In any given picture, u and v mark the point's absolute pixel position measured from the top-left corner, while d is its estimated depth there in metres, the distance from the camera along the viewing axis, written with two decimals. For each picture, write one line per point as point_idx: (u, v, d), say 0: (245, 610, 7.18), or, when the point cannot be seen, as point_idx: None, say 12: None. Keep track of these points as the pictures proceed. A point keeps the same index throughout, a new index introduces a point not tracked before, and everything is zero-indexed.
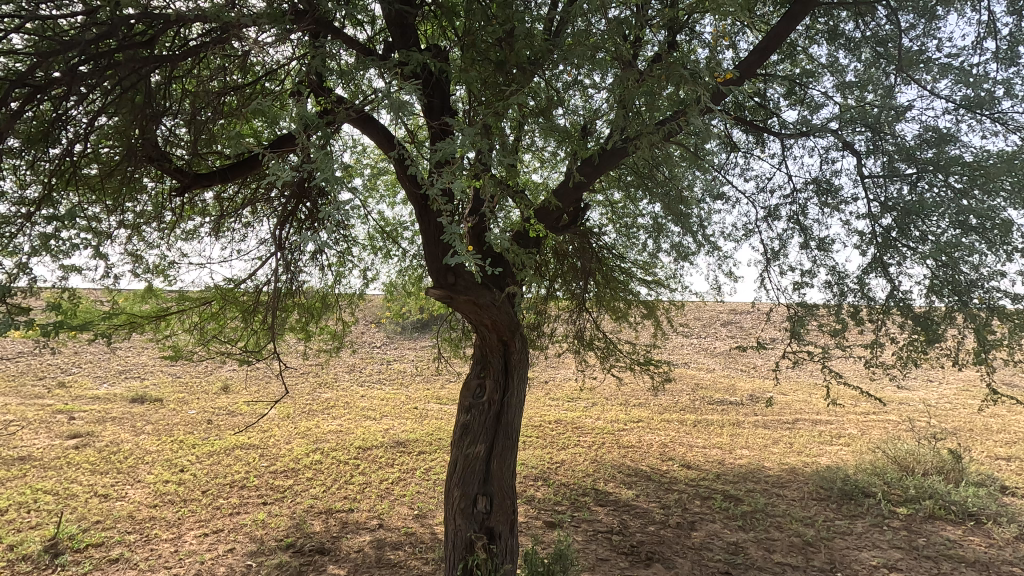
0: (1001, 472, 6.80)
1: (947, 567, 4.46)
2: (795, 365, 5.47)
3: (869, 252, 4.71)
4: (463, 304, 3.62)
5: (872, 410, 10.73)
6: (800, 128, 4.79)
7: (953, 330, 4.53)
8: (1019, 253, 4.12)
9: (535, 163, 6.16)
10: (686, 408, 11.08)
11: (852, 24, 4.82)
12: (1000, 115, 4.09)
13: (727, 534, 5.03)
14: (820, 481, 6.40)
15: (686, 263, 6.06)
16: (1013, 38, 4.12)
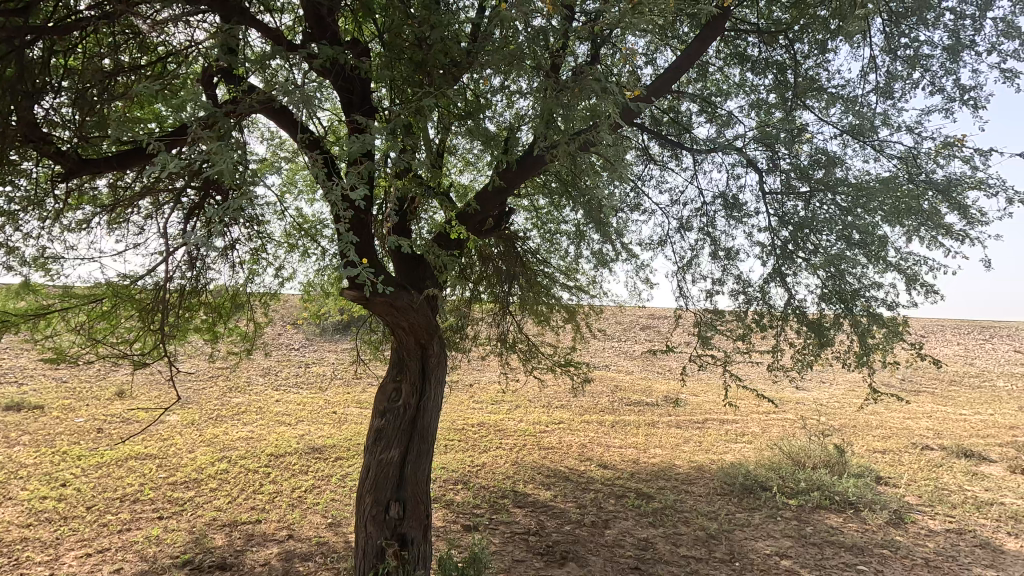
0: (877, 464, 7.55)
1: (830, 552, 4.88)
2: (702, 368, 5.79)
3: (769, 262, 5.08)
4: (379, 305, 3.52)
5: (772, 410, 11.59)
6: (710, 145, 5.10)
7: (840, 335, 4.96)
8: (893, 266, 4.59)
9: (460, 165, 6.15)
10: (605, 409, 11.44)
11: (757, 50, 5.19)
12: (878, 142, 4.55)
13: (638, 531, 5.24)
14: (723, 477, 6.82)
15: (606, 269, 6.27)
16: (889, 74, 4.61)
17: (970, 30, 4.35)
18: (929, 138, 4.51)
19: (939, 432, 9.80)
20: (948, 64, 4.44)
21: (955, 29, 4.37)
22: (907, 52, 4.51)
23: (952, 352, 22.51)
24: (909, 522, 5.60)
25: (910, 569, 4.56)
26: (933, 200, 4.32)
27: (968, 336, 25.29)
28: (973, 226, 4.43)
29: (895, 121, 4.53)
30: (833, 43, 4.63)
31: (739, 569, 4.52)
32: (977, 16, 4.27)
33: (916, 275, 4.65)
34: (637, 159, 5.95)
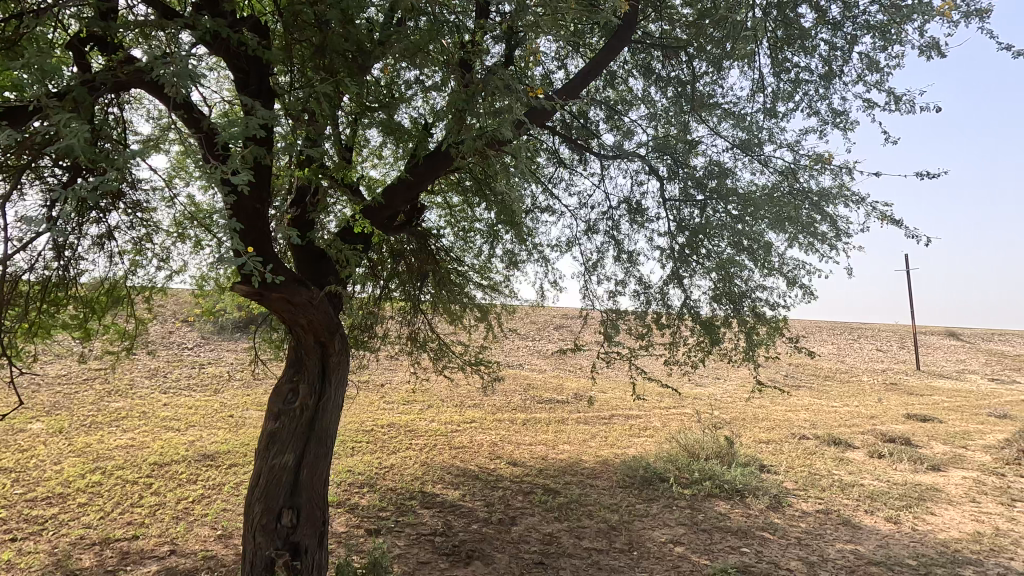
0: (761, 454, 8.23)
1: (717, 536, 5.23)
2: (606, 365, 6.01)
3: (668, 265, 5.37)
4: (274, 302, 3.33)
5: (672, 405, 12.30)
6: (616, 151, 5.31)
7: (729, 334, 5.35)
8: (775, 270, 5.01)
9: (372, 159, 5.96)
10: (517, 407, 11.60)
11: (660, 64, 5.47)
12: (764, 157, 4.94)
13: (544, 526, 5.33)
14: (625, 470, 7.13)
15: (517, 269, 6.33)
16: (774, 95, 5.02)
17: (841, 60, 4.83)
18: (806, 156, 4.96)
19: (814, 423, 10.87)
20: (822, 89, 4.92)
21: (828, 59, 4.84)
22: (789, 76, 4.94)
23: (826, 350, 25.09)
24: (786, 505, 6.14)
25: (785, 547, 4.99)
26: (809, 212, 4.75)
27: (840, 337, 28.31)
28: (841, 236, 4.93)
29: (778, 139, 4.94)
30: (726, 62, 4.97)
31: (636, 558, 4.72)
32: (846, 48, 4.75)
33: (795, 279, 5.10)
34: (549, 161, 6.07)
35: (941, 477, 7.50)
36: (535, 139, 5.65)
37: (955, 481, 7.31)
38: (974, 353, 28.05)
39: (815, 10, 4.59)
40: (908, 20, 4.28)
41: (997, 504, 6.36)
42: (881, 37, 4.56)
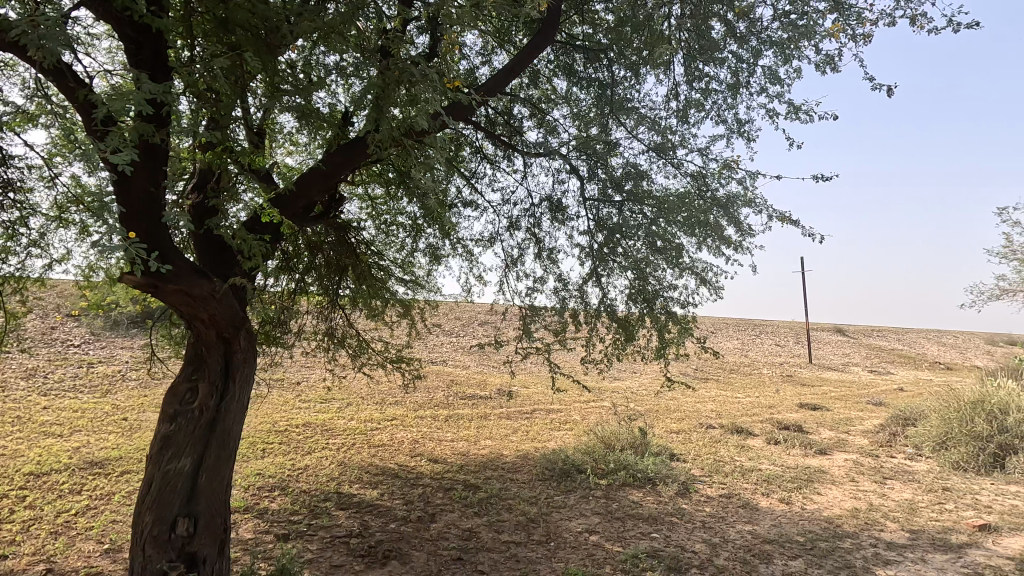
0: (672, 443, 8.68)
1: (630, 523, 5.45)
2: (526, 360, 6.09)
3: (587, 264, 5.52)
4: (170, 295, 3.09)
5: (591, 398, 12.71)
6: (539, 149, 5.38)
7: (643, 331, 5.57)
8: (686, 270, 5.27)
9: (288, 145, 5.67)
10: (440, 403, 11.52)
11: (582, 65, 5.60)
12: (677, 161, 5.18)
13: (463, 522, 5.32)
14: (545, 463, 7.27)
15: (439, 264, 6.27)
16: (687, 102, 5.28)
17: (746, 73, 5.16)
18: (715, 162, 5.26)
19: (719, 413, 11.63)
20: (729, 100, 5.23)
21: (735, 71, 5.15)
22: (700, 85, 5.21)
23: (732, 346, 26.93)
24: (693, 491, 6.51)
25: (691, 531, 5.29)
26: (717, 216, 5.04)
27: (744, 333, 30.47)
28: (745, 240, 5.27)
29: (690, 144, 5.20)
30: (643, 68, 5.17)
31: (553, 548, 4.81)
32: (750, 62, 5.08)
33: (703, 280, 5.39)
34: (473, 156, 6.05)
35: (827, 459, 8.27)
36: (459, 132, 5.60)
37: (838, 463, 8.08)
38: (856, 347, 31.17)
39: (723, 23, 4.87)
40: (803, 39, 4.64)
41: (872, 483, 7.09)
42: (780, 53, 4.91)
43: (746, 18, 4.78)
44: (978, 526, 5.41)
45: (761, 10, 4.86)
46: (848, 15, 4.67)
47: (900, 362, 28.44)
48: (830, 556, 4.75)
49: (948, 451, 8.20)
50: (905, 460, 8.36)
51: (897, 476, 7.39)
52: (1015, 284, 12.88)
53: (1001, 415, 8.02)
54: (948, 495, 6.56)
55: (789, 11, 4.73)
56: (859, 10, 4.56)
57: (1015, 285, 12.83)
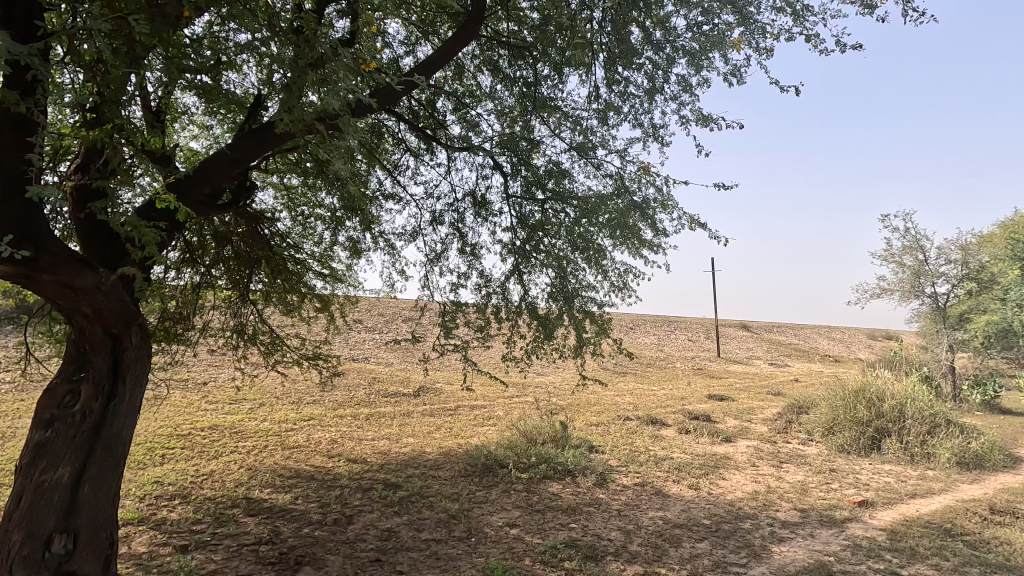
0: (591, 436, 8.95)
1: (549, 515, 5.56)
2: (447, 356, 6.03)
3: (509, 261, 5.56)
4: (46, 286, 2.79)
5: (515, 394, 12.86)
6: (462, 144, 5.34)
7: (563, 328, 5.68)
8: (604, 269, 5.42)
9: (193, 127, 5.29)
10: (361, 402, 11.21)
11: (507, 62, 5.62)
12: (597, 162, 5.32)
13: (382, 522, 5.19)
14: (467, 459, 7.26)
15: (359, 258, 6.07)
16: (607, 104, 5.43)
17: (662, 80, 5.39)
18: (632, 164, 5.45)
19: (636, 405, 12.15)
20: (646, 104, 5.44)
21: (652, 77, 5.37)
22: (619, 89, 5.38)
23: (650, 342, 28.19)
24: (610, 481, 6.75)
25: (607, 519, 5.49)
26: (634, 217, 5.22)
27: (661, 329, 32.00)
28: (660, 241, 5.50)
29: (610, 146, 5.36)
30: (566, 68, 5.27)
31: (474, 544, 4.79)
32: (666, 68, 5.31)
33: (621, 278, 5.58)
34: (396, 148, 5.91)
35: (732, 446, 8.86)
36: (381, 123, 5.46)
37: (741, 449, 8.68)
38: (759, 342, 33.66)
39: (641, 29, 5.05)
40: (713, 49, 4.90)
41: (770, 466, 7.69)
42: (693, 62, 5.17)
43: (662, 26, 4.99)
44: (858, 502, 6.00)
45: (675, 20, 5.08)
46: (753, 30, 4.99)
47: (797, 355, 31.03)
48: (732, 537, 5.09)
49: (835, 435, 9.04)
50: (799, 444, 9.12)
51: (791, 460, 8.05)
52: (892, 285, 14.41)
53: (878, 402, 8.95)
54: (834, 475, 7.24)
55: (701, 23, 4.98)
56: (762, 26, 4.88)
57: (892, 285, 14.35)
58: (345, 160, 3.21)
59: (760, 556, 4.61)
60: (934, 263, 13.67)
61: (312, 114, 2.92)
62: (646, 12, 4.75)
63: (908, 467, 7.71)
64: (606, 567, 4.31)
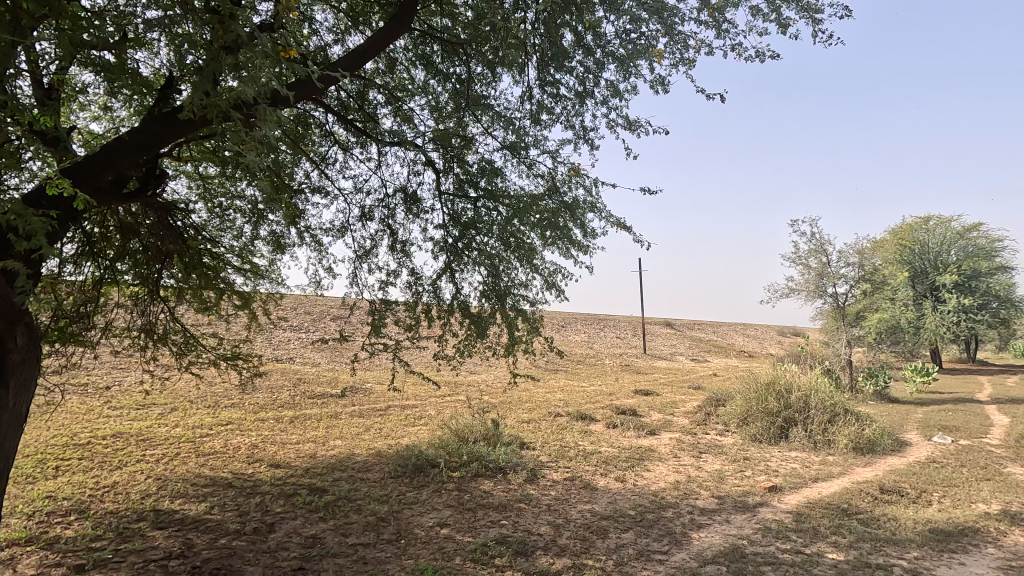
0: (523, 433, 9.04)
1: (480, 513, 5.56)
2: (375, 356, 5.88)
3: (441, 258, 5.51)
4: None
5: (447, 393, 12.79)
6: (393, 138, 5.23)
7: (495, 327, 5.69)
8: (536, 268, 5.48)
9: (93, 106, 4.86)
10: (284, 404, 10.72)
11: (440, 58, 5.56)
12: (529, 162, 5.37)
13: (306, 528, 4.97)
14: (398, 460, 7.13)
15: (283, 254, 5.80)
16: (539, 105, 5.50)
17: (592, 84, 5.52)
18: (563, 165, 5.54)
19: (567, 402, 12.42)
20: (576, 107, 5.56)
21: (583, 80, 5.49)
22: (551, 90, 5.46)
23: (580, 339, 28.87)
24: (540, 477, 6.85)
25: (537, 515, 5.56)
26: (564, 218, 5.32)
27: (591, 327, 32.87)
28: (589, 242, 5.63)
29: (541, 146, 5.42)
30: (499, 67, 5.29)
31: (403, 546, 4.69)
32: (596, 73, 5.44)
33: (551, 278, 5.67)
34: (323, 139, 5.69)
35: (655, 439, 9.25)
36: (307, 113, 5.24)
37: (664, 441, 9.07)
38: (682, 339, 35.38)
39: (572, 33, 5.14)
40: (640, 57, 5.08)
41: (690, 457, 8.09)
42: (621, 68, 5.33)
43: (592, 31, 5.10)
44: (768, 488, 6.44)
45: (605, 26, 5.22)
46: (677, 40, 5.20)
47: (715, 351, 32.89)
48: (655, 525, 5.31)
49: (748, 426, 9.65)
50: (716, 435, 9.66)
51: (710, 450, 8.52)
52: (799, 285, 15.56)
53: (786, 394, 9.65)
54: (747, 463, 7.73)
55: (629, 30, 5.14)
56: (685, 38, 5.10)
57: (799, 286, 15.51)
58: (266, 151, 3.04)
59: (681, 543, 4.84)
60: (835, 266, 14.90)
61: (230, 101, 2.73)
62: (577, 16, 4.84)
63: (812, 453, 8.37)
64: (536, 562, 4.37)
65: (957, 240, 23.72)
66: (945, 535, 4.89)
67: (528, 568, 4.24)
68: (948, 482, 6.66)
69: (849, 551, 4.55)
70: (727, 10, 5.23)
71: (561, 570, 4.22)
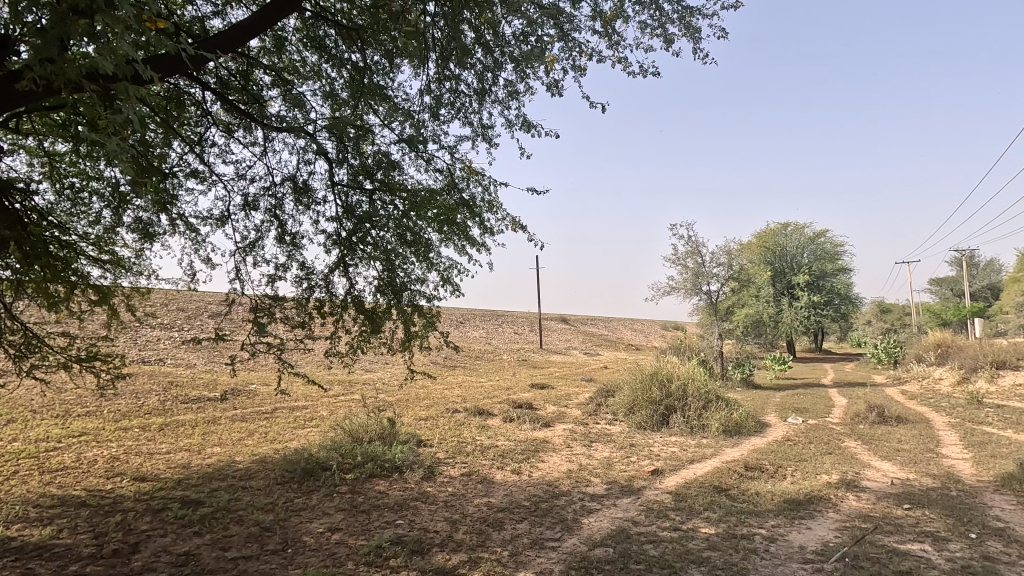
0: (420, 431, 8.93)
1: (375, 515, 5.40)
2: (258, 356, 5.47)
3: (333, 252, 5.28)
4: None
5: (340, 393, 12.30)
6: (282, 124, 4.92)
7: (390, 322, 5.55)
8: (432, 264, 5.42)
9: None
10: (152, 410, 9.69)
11: (334, 42, 5.32)
12: (427, 156, 5.30)
13: (178, 545, 4.49)
14: (285, 465, 6.72)
15: (152, 244, 5.23)
16: (438, 99, 5.44)
17: (490, 82, 5.56)
18: (461, 161, 5.54)
19: (465, 398, 12.46)
20: (475, 104, 5.57)
21: (481, 78, 5.51)
22: (449, 85, 5.43)
23: (479, 335, 29.07)
24: (437, 474, 6.82)
25: (434, 512, 5.52)
26: (462, 214, 5.32)
27: (489, 323, 33.22)
28: (486, 238, 5.68)
29: (440, 141, 5.38)
30: (397, 58, 5.17)
31: (290, 555, 4.42)
32: (494, 72, 5.49)
33: (447, 274, 5.64)
34: (200, 119, 5.21)
35: (550, 431, 9.58)
36: (181, 89, 4.77)
37: (558, 433, 9.42)
38: (576, 334, 36.92)
39: (472, 30, 5.15)
40: (536, 60, 5.20)
41: (582, 446, 8.47)
42: (519, 69, 5.43)
43: (492, 30, 5.15)
44: (651, 471, 6.93)
45: (504, 26, 5.28)
46: (572, 46, 5.40)
47: (606, 345, 34.70)
48: (548, 514, 5.50)
49: (634, 414, 10.30)
50: (606, 425, 10.21)
51: (600, 439, 8.98)
52: (679, 283, 16.85)
53: (667, 383, 10.43)
54: (633, 450, 8.25)
55: (527, 33, 5.25)
56: (578, 44, 5.30)
57: (678, 284, 16.81)
58: (129, 131, 2.70)
59: (572, 529, 5.05)
60: (708, 266, 16.32)
61: (83, 70, 2.38)
62: (477, 14, 4.85)
63: (688, 437, 9.13)
64: (432, 559, 4.34)
65: (808, 244, 26.95)
66: (796, 504, 5.57)
67: (424, 566, 4.18)
68: (799, 457, 7.59)
69: (719, 525, 5.02)
70: (617, 23, 5.51)
71: (458, 565, 4.23)
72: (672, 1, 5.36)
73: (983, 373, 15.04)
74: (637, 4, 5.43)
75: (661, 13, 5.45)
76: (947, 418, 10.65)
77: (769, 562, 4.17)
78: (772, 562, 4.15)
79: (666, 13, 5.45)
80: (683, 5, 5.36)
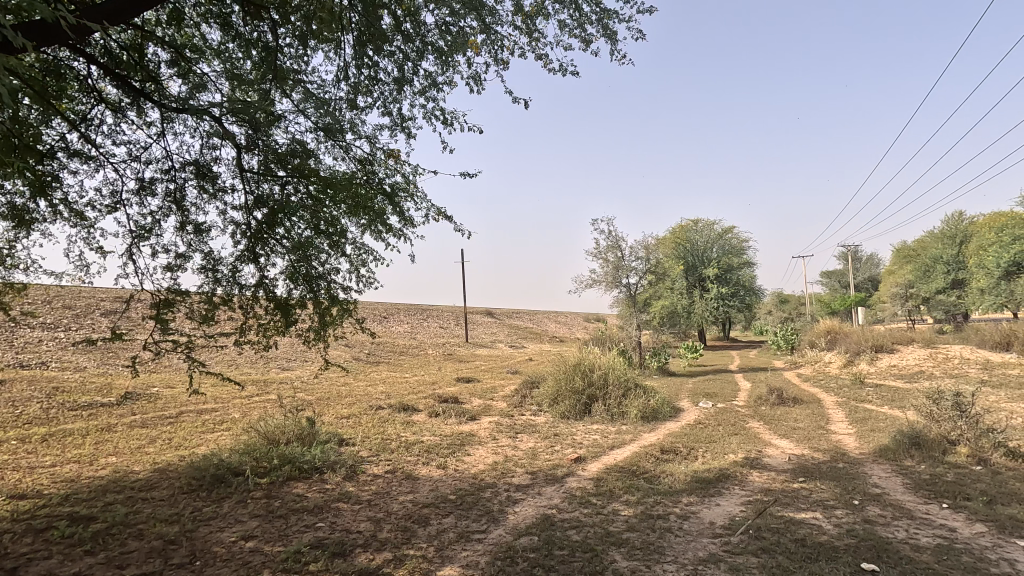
0: (342, 430, 8.63)
1: (293, 519, 5.17)
2: (157, 356, 5.02)
3: (242, 243, 4.98)
4: None
5: (254, 394, 11.67)
6: (181, 105, 4.55)
7: (304, 314, 5.32)
8: (348, 253, 5.25)
9: None
10: (34, 419, 8.71)
11: (240, 19, 4.99)
12: (344, 145, 5.10)
13: (65, 567, 4.05)
14: (191, 473, 6.26)
15: (30, 232, 4.68)
16: (356, 86, 5.25)
17: (410, 71, 5.44)
18: (380, 149, 5.38)
19: (389, 393, 12.22)
20: (394, 93, 5.43)
21: (401, 66, 5.37)
22: (366, 73, 5.25)
23: (404, 330, 28.58)
24: (359, 473, 6.64)
25: (356, 512, 5.38)
26: (379, 202, 5.20)
27: (415, 318, 32.69)
28: (404, 229, 5.58)
29: (358, 130, 5.21)
30: (310, 41, 4.94)
31: (198, 568, 4.13)
32: (414, 61, 5.37)
33: (364, 264, 5.48)
34: (84, 95, 4.71)
35: (476, 424, 9.59)
36: (60, 60, 4.27)
37: (484, 425, 9.47)
38: (501, 327, 37.24)
39: (390, 16, 5.00)
40: (458, 51, 5.15)
41: (507, 438, 8.57)
42: (440, 59, 5.34)
43: (411, 17, 5.03)
44: (574, 459, 7.15)
45: (424, 14, 5.17)
46: (494, 40, 5.40)
47: (532, 338, 35.30)
48: (474, 506, 5.51)
49: (558, 405, 10.54)
50: (531, 416, 10.38)
51: (525, 430, 9.12)
52: (600, 277, 17.42)
53: (589, 373, 10.77)
54: (557, 439, 8.45)
55: (448, 23, 5.18)
56: (499, 39, 5.31)
57: (600, 277, 17.39)
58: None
59: (498, 520, 5.09)
60: (628, 260, 16.99)
61: None
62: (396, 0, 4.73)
63: (609, 424, 9.50)
64: (355, 561, 4.22)
65: (717, 240, 28.74)
66: (707, 483, 5.94)
67: (347, 568, 4.06)
68: (709, 439, 8.12)
69: (637, 507, 5.25)
70: (539, 19, 5.57)
71: (382, 564, 4.14)
72: (591, 2, 5.48)
73: (864, 357, 16.81)
74: (557, 3, 5.49)
75: (581, 13, 5.56)
76: (835, 398, 11.81)
77: (682, 539, 4.42)
78: (685, 539, 4.40)
79: (585, 13, 5.57)
80: (601, 7, 5.50)
